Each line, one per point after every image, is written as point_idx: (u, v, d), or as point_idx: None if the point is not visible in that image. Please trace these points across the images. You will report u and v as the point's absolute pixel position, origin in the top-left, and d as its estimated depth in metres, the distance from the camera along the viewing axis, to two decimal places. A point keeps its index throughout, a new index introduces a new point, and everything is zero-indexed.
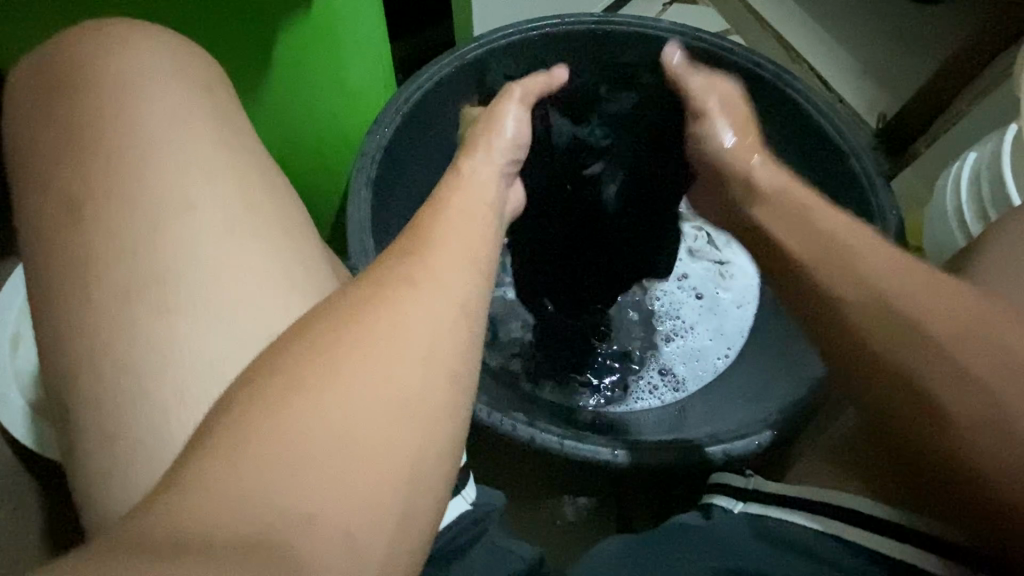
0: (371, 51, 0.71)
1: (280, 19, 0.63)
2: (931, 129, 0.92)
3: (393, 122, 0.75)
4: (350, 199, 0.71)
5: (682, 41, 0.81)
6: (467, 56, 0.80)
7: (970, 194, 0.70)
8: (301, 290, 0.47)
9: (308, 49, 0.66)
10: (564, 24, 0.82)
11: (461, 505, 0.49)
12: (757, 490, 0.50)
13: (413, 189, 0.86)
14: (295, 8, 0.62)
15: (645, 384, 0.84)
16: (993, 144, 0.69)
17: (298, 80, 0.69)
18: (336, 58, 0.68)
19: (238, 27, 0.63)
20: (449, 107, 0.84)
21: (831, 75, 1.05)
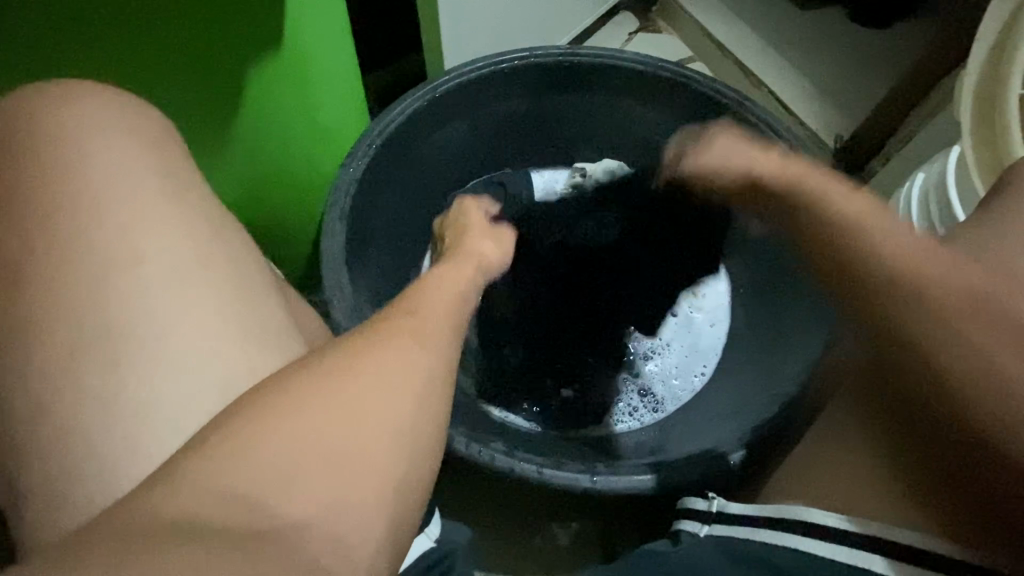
0: (344, 87, 0.73)
1: (252, 59, 0.64)
2: (884, 150, 0.97)
3: (366, 155, 0.76)
4: (325, 233, 0.72)
5: (646, 71, 0.85)
6: (439, 89, 0.82)
7: (920, 212, 0.73)
8: (262, 328, 0.47)
9: (281, 87, 0.67)
10: (533, 56, 0.85)
11: (425, 541, 0.49)
12: (720, 512, 0.51)
13: (388, 220, 0.86)
14: (267, 48, 0.64)
15: (623, 406, 0.85)
16: (940, 165, 0.73)
17: (270, 119, 0.69)
18: (308, 95, 0.69)
19: (209, 70, 0.64)
20: (422, 137, 0.85)
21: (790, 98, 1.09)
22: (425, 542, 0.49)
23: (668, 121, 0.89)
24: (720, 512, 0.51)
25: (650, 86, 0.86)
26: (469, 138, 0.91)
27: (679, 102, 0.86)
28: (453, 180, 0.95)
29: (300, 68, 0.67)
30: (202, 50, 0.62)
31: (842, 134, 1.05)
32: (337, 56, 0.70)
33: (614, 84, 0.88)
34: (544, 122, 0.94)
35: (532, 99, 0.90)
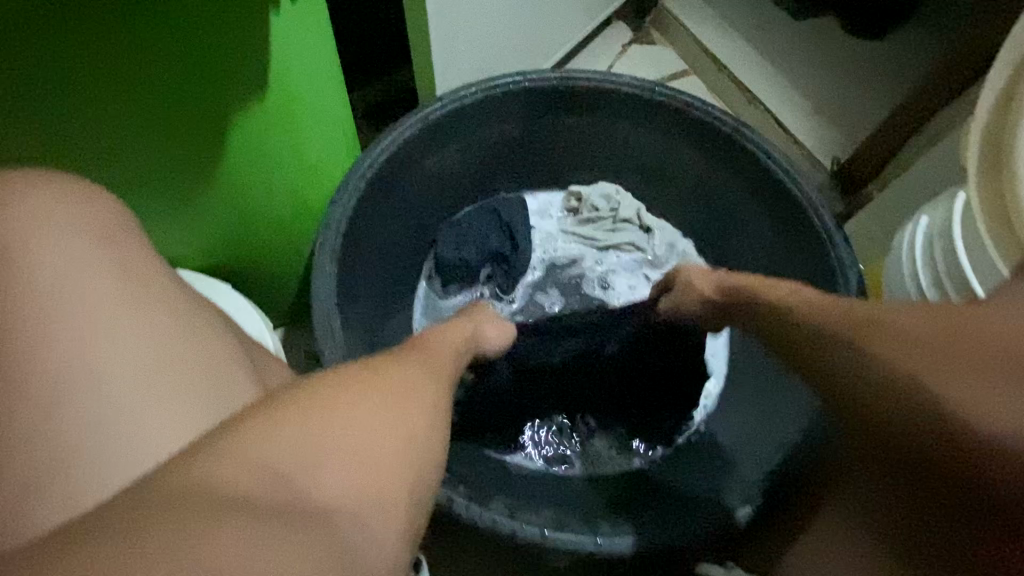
0: (333, 125, 0.70)
1: (239, 98, 0.59)
2: (884, 171, 0.92)
3: (355, 189, 0.72)
4: (315, 273, 0.67)
5: (642, 94, 0.81)
6: (429, 115, 0.78)
7: (925, 261, 0.70)
8: (211, 384, 0.45)
9: (267, 127, 0.62)
10: (527, 80, 0.81)
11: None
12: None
13: (382, 255, 0.82)
14: (256, 88, 0.59)
15: (613, 441, 0.81)
16: (945, 211, 0.69)
17: (253, 159, 0.64)
18: (296, 132, 0.65)
19: (189, 110, 0.58)
20: (413, 165, 0.81)
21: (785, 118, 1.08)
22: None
23: (666, 143, 0.86)
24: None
25: (648, 108, 0.83)
26: (462, 166, 0.88)
27: (677, 125, 0.83)
28: (445, 207, 0.90)
29: (285, 102, 0.62)
30: (180, 88, 0.56)
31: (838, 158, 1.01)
32: (325, 86, 0.65)
33: (611, 107, 0.84)
34: (540, 145, 0.91)
35: (527, 123, 0.86)
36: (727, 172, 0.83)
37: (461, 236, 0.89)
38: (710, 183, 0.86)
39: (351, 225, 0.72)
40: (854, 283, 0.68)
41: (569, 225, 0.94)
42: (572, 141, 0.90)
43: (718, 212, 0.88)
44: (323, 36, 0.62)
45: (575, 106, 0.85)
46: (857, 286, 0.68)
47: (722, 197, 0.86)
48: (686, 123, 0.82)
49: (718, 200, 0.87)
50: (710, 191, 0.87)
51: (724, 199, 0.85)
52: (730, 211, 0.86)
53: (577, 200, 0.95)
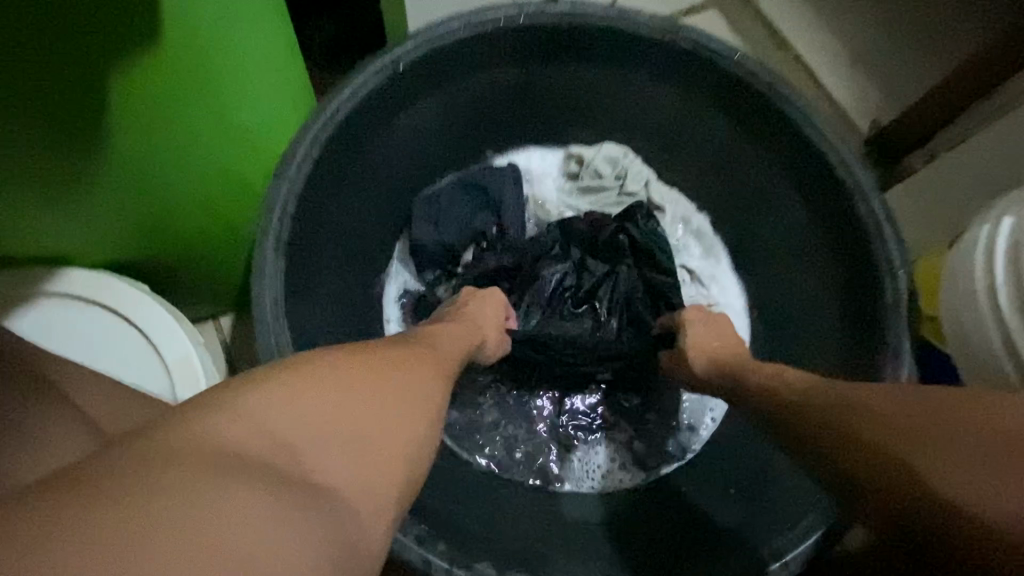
0: (269, 78, 0.52)
1: (116, 53, 0.42)
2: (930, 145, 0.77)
3: (308, 159, 0.56)
4: (255, 274, 0.53)
5: (661, 39, 0.65)
6: (400, 62, 0.61)
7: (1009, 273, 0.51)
8: None
9: (168, 91, 0.45)
10: (521, 17, 0.64)
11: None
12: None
13: (344, 238, 0.66)
14: (136, 35, 0.41)
15: (607, 455, 0.71)
16: None
17: (151, 136, 0.47)
18: (211, 92, 0.48)
19: (42, 68, 0.41)
20: (381, 124, 0.65)
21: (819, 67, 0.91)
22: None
23: (686, 101, 0.71)
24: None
25: (667, 60, 0.67)
26: (441, 123, 0.71)
27: (705, 80, 0.68)
28: (426, 174, 0.75)
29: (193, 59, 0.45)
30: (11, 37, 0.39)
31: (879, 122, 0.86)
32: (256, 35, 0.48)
33: (623, 53, 0.68)
34: (534, 99, 0.75)
35: (519, 72, 0.70)
36: (760, 142, 0.69)
37: (441, 210, 0.73)
38: (736, 153, 0.72)
39: (301, 208, 0.57)
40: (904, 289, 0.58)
41: (566, 193, 0.80)
42: (576, 93, 0.74)
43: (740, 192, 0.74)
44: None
45: (579, 52, 0.69)
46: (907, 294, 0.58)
47: (747, 168, 0.72)
48: (714, 77, 0.67)
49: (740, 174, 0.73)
50: (734, 163, 0.73)
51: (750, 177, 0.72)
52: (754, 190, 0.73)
53: (578, 163, 0.79)
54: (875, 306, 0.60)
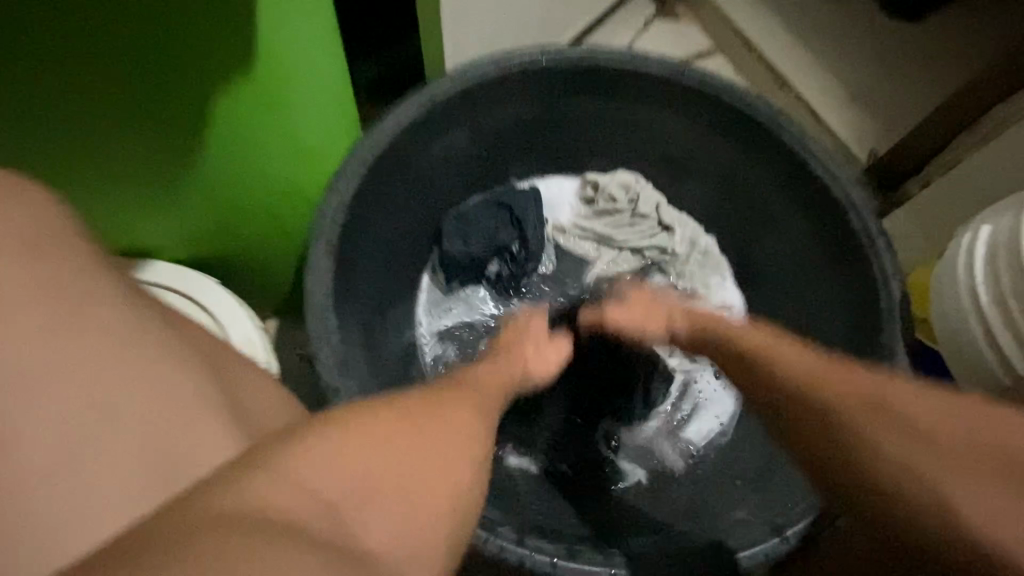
0: (331, 104, 0.61)
1: (221, 77, 0.52)
2: (925, 172, 0.83)
3: (356, 175, 0.64)
4: (309, 267, 0.61)
5: (669, 75, 0.73)
6: (439, 96, 0.70)
7: (987, 275, 0.65)
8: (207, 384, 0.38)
9: (255, 107, 0.55)
10: (545, 57, 0.73)
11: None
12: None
13: (383, 246, 0.74)
14: (238, 63, 0.52)
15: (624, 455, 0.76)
16: (1013, 218, 0.63)
17: (238, 146, 0.57)
18: (286, 109, 0.57)
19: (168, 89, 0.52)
20: (418, 148, 0.73)
21: (818, 104, 0.99)
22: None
23: (691, 129, 0.78)
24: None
25: (679, 95, 0.75)
26: (471, 148, 0.79)
27: (706, 110, 0.75)
28: (454, 195, 0.82)
29: (273, 76, 0.54)
30: (151, 56, 0.49)
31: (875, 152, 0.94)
32: (324, 57, 0.56)
33: (637, 90, 0.76)
34: (553, 129, 0.83)
35: (541, 107, 0.79)
36: (759, 162, 0.75)
37: (469, 228, 0.80)
38: (736, 176, 0.79)
39: (350, 216, 0.65)
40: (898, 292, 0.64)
41: (581, 216, 0.87)
42: (595, 122, 0.82)
43: (742, 212, 0.81)
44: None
45: (596, 88, 0.77)
46: (901, 298, 0.63)
47: (748, 190, 0.79)
48: (715, 107, 0.74)
49: (742, 195, 0.80)
50: (732, 184, 0.80)
51: (750, 195, 0.79)
52: (756, 207, 0.79)
53: (593, 189, 0.86)
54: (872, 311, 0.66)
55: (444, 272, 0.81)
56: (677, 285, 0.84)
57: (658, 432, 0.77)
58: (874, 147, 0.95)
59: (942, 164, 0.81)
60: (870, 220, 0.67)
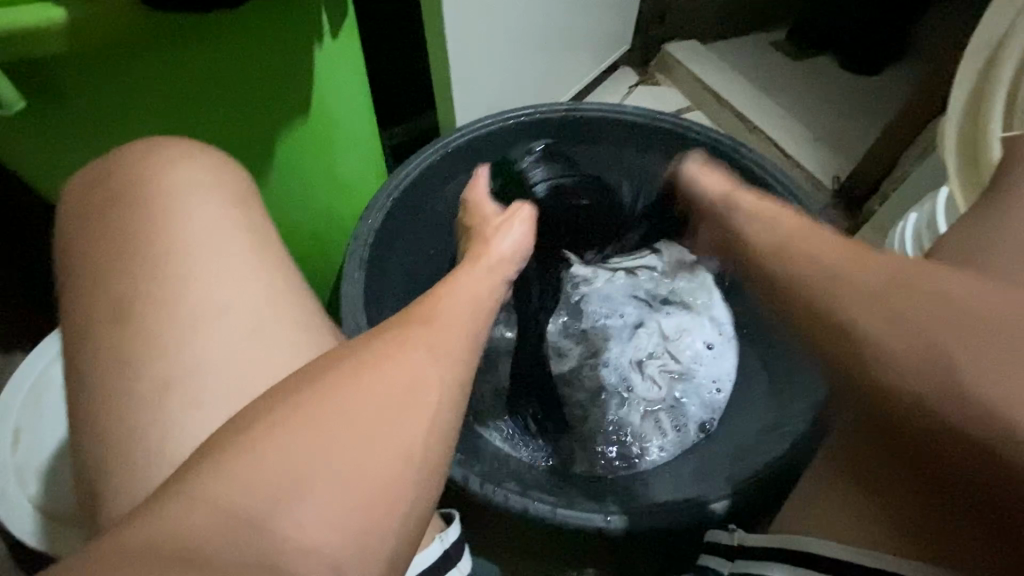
0: (362, 145, 0.77)
1: (282, 128, 0.65)
2: (881, 189, 0.95)
3: (383, 207, 0.79)
4: (343, 280, 0.74)
5: (643, 123, 0.87)
6: (450, 145, 0.85)
7: (914, 247, 0.69)
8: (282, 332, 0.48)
9: (306, 151, 0.68)
10: (539, 112, 0.88)
11: (438, 548, 0.47)
12: (741, 545, 0.51)
13: (404, 268, 0.88)
14: (295, 117, 0.65)
15: (620, 449, 0.79)
16: (929, 205, 0.70)
17: (292, 184, 0.70)
18: (330, 153, 0.71)
19: (238, 137, 0.63)
20: (434, 188, 0.87)
21: (785, 142, 1.10)
22: (438, 547, 0.48)
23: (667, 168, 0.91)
24: (741, 545, 0.51)
25: (652, 139, 0.88)
26: None
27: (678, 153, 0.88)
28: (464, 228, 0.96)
29: (320, 126, 0.68)
30: (232, 115, 0.61)
31: (838, 176, 1.04)
32: (356, 108, 0.72)
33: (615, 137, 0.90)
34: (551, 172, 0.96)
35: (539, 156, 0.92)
36: None
37: None
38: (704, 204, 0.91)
39: (378, 240, 0.79)
40: None
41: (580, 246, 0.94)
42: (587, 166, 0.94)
43: None
44: (353, 62, 0.69)
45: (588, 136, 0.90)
46: None
47: None
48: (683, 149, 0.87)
49: None
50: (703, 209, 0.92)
51: None
52: None
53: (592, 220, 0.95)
54: None
55: None
56: (670, 301, 0.90)
57: (651, 429, 0.80)
58: (837, 172, 1.06)
59: (894, 181, 0.93)
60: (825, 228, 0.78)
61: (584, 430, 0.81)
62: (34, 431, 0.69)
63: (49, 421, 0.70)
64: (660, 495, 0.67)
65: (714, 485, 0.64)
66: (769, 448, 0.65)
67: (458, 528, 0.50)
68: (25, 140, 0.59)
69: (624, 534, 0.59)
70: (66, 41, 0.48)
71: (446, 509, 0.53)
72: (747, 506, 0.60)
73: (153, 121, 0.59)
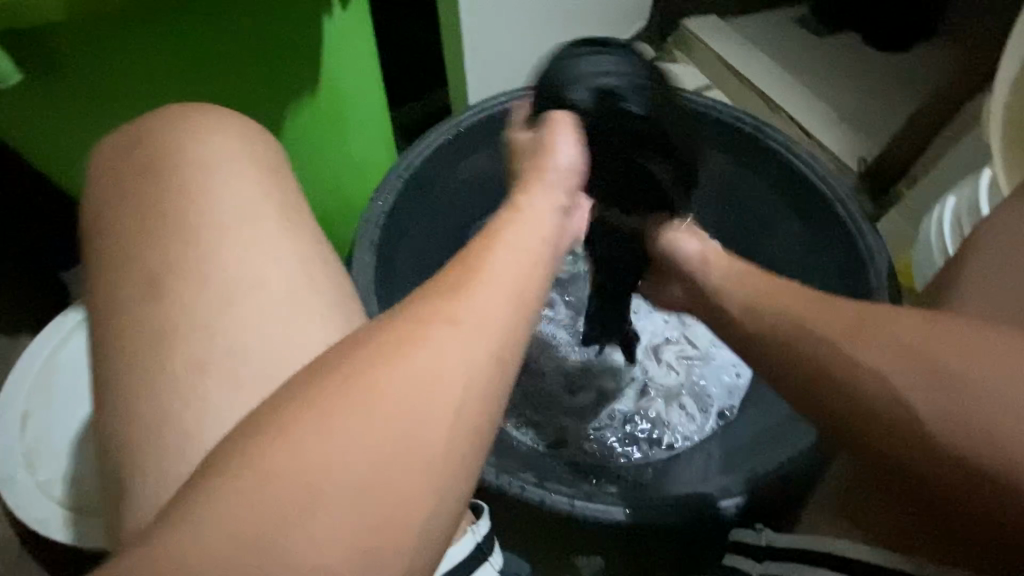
0: (373, 124, 0.74)
1: (291, 105, 0.62)
2: (911, 172, 0.91)
3: (395, 189, 0.76)
4: (354, 262, 0.72)
5: None
6: (463, 124, 0.82)
7: (953, 234, 0.66)
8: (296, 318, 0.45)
9: (316, 130, 0.66)
10: None
11: (471, 540, 0.46)
12: (770, 545, 0.50)
13: (416, 251, 0.85)
14: (305, 94, 0.62)
15: (635, 437, 0.78)
16: (970, 189, 0.66)
17: (301, 163, 0.68)
18: (340, 131, 0.69)
19: (247, 114, 0.61)
20: (446, 169, 0.85)
21: (809, 123, 1.06)
22: (471, 539, 0.46)
23: None
24: (770, 546, 0.50)
25: None
26: (490, 171, 0.90)
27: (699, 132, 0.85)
28: (477, 211, 0.94)
29: (330, 103, 0.65)
30: (239, 92, 0.58)
31: (865, 159, 1.01)
32: (367, 84, 0.69)
33: None
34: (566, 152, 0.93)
35: None
36: (746, 174, 0.85)
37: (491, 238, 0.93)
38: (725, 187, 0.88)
39: (389, 223, 0.77)
40: (885, 268, 0.70)
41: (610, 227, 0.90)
42: None
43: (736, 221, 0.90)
44: (364, 36, 0.66)
45: None
46: (887, 272, 0.70)
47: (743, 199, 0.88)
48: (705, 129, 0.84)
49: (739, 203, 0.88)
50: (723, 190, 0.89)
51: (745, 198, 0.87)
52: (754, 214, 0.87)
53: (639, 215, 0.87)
54: (859, 281, 0.72)
55: None
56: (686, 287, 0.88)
57: (671, 415, 0.79)
58: (864, 154, 1.02)
59: (926, 164, 0.89)
60: (855, 210, 0.74)
61: (598, 417, 0.79)
62: (43, 415, 0.69)
63: (59, 405, 0.69)
64: (678, 486, 0.65)
65: (737, 474, 0.62)
66: (793, 434, 0.63)
67: (488, 521, 0.48)
68: (30, 117, 0.57)
69: (641, 526, 0.58)
70: (68, 12, 0.46)
71: (475, 501, 0.51)
72: (772, 498, 0.58)
73: (159, 95, 0.56)
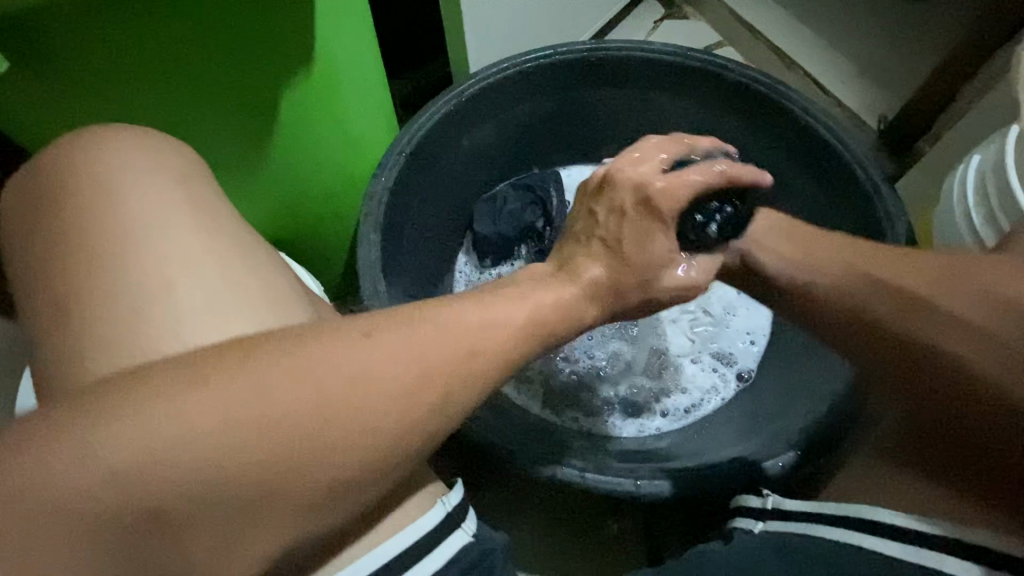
0: (371, 98, 0.72)
1: (281, 79, 0.60)
2: (935, 129, 0.87)
3: (397, 165, 0.75)
4: (361, 241, 0.71)
5: (673, 61, 0.80)
6: (465, 93, 0.79)
7: (978, 197, 0.63)
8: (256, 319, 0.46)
9: (311, 105, 0.64)
10: (558, 54, 0.81)
11: (440, 511, 0.47)
12: (776, 508, 0.49)
13: (422, 228, 0.84)
14: (296, 69, 0.60)
15: (652, 409, 0.77)
16: (997, 145, 0.63)
17: (297, 139, 0.66)
18: (336, 106, 0.67)
19: (236, 90, 0.59)
20: (450, 142, 0.82)
21: (826, 79, 1.02)
22: (442, 510, 0.47)
23: (699, 110, 0.84)
24: (773, 509, 0.49)
25: (681, 79, 0.82)
26: (496, 141, 0.88)
27: (711, 92, 0.81)
28: (483, 183, 0.92)
29: (323, 76, 0.63)
30: (224, 67, 0.57)
31: (885, 116, 0.97)
32: (362, 59, 0.67)
33: (642, 78, 0.83)
34: (576, 118, 0.90)
35: (559, 100, 0.86)
36: (760, 134, 0.81)
37: (498, 211, 0.92)
38: (737, 148, 0.85)
39: (393, 199, 0.76)
40: (902, 232, 0.67)
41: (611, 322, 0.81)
42: (606, 114, 0.89)
43: None
44: (357, 10, 0.64)
45: (611, 79, 0.84)
46: (905, 237, 0.67)
47: (757, 159, 0.84)
48: (716, 89, 0.81)
49: (752, 164, 0.85)
50: (738, 153, 0.86)
51: (758, 159, 0.84)
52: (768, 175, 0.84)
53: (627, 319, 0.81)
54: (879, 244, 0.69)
55: (482, 254, 0.91)
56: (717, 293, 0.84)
57: (691, 383, 0.78)
58: (883, 112, 0.98)
59: (950, 120, 0.84)
60: (874, 170, 0.71)
61: (615, 392, 0.78)
62: None
63: None
64: (695, 455, 0.65)
65: (762, 443, 0.62)
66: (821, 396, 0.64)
67: (460, 492, 0.49)
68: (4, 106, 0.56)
69: (682, 497, 0.59)
70: None
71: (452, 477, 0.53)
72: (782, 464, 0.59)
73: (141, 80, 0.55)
